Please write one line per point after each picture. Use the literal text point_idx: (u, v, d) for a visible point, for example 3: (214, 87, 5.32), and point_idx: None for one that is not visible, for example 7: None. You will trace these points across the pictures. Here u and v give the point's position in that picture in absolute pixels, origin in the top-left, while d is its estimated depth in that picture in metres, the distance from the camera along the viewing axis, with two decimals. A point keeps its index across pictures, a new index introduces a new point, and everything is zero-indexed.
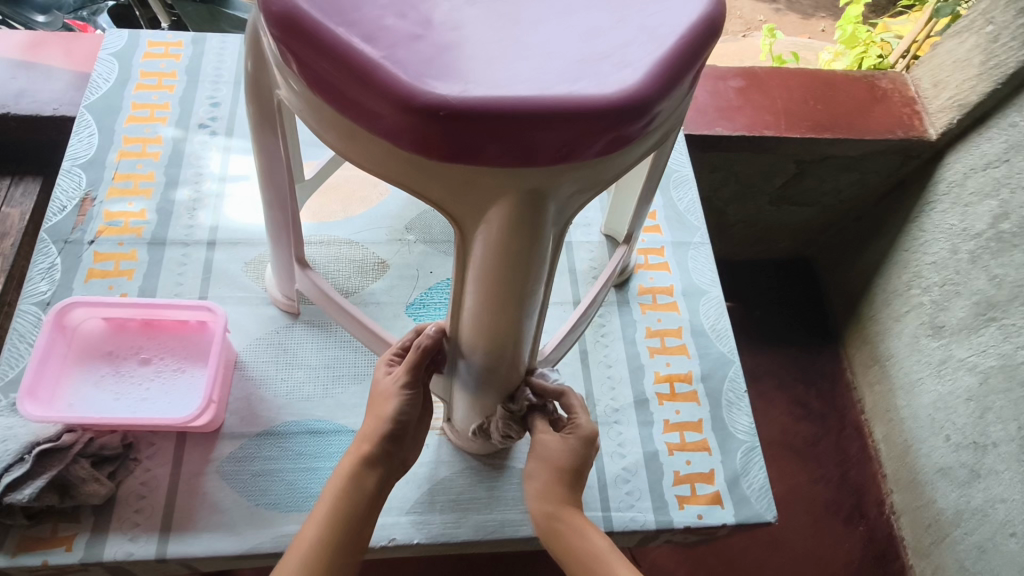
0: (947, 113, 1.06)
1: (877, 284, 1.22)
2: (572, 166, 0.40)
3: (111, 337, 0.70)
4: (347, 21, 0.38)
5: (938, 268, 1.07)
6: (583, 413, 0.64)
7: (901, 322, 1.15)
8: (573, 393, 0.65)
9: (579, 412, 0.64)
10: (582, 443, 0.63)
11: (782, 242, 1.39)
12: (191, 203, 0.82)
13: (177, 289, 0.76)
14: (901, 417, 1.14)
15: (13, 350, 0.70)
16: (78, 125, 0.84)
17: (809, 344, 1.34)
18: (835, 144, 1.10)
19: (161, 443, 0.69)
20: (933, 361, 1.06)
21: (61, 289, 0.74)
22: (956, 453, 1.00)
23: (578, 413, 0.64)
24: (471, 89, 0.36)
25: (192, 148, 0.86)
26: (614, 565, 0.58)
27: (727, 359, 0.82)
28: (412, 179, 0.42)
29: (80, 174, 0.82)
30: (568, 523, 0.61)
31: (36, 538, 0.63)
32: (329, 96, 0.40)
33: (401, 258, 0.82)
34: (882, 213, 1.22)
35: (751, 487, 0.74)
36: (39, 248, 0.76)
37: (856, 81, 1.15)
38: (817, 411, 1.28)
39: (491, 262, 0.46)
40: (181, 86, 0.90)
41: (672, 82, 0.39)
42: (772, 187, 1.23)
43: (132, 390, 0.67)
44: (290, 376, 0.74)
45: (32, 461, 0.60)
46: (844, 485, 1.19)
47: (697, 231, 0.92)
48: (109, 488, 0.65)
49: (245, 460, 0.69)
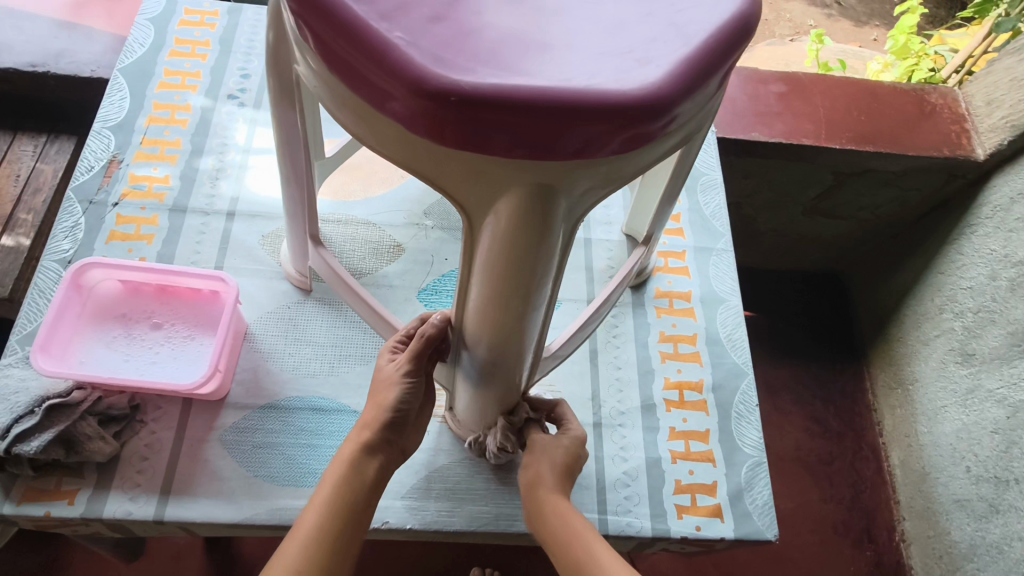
0: (997, 134, 1.02)
1: (908, 305, 1.18)
2: (587, 162, 0.39)
3: (125, 300, 0.71)
4: None
5: (974, 293, 1.02)
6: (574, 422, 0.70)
7: (929, 346, 1.11)
8: (564, 405, 0.72)
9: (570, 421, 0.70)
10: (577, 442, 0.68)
11: (812, 254, 1.35)
12: (214, 172, 0.82)
13: (195, 257, 0.77)
14: (921, 444, 1.11)
15: (33, 304, 0.71)
16: (111, 88, 0.85)
17: (831, 361, 1.31)
18: (875, 157, 1.06)
19: (167, 407, 0.70)
20: (960, 390, 1.03)
21: (83, 249, 0.75)
22: (976, 486, 0.97)
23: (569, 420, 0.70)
24: (485, 76, 0.35)
25: (220, 118, 0.86)
26: (589, 538, 0.59)
27: (740, 370, 0.80)
28: (422, 164, 0.41)
29: (109, 137, 0.83)
30: (546, 501, 0.63)
31: (40, 490, 0.64)
32: (342, 72, 0.39)
33: (418, 243, 0.82)
34: (919, 232, 1.18)
35: (755, 503, 0.72)
36: (65, 205, 0.78)
37: (903, 94, 1.11)
38: (834, 430, 1.24)
39: (499, 254, 0.45)
40: (214, 55, 0.91)
41: (696, 82, 0.38)
42: (806, 198, 1.20)
43: (142, 353, 0.68)
44: (298, 351, 0.75)
45: (41, 415, 0.62)
46: (856, 507, 1.17)
47: (722, 237, 0.90)
48: (114, 447, 0.66)
49: (247, 431, 0.70)
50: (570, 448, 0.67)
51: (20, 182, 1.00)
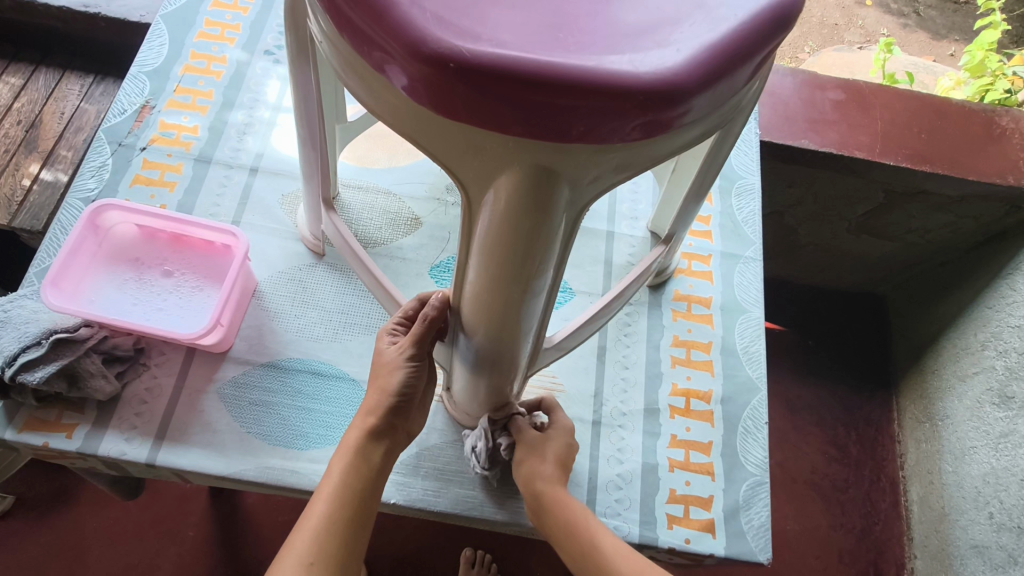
0: None
1: (947, 337, 1.12)
2: (590, 147, 0.36)
3: (140, 245, 0.71)
4: None
5: (1020, 332, 0.96)
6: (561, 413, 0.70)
7: (966, 383, 1.05)
8: (549, 397, 0.71)
9: (557, 412, 0.70)
10: (562, 433, 0.68)
11: (852, 274, 1.29)
12: (242, 127, 0.82)
13: (214, 209, 0.77)
14: (944, 483, 1.06)
15: (54, 239, 0.72)
16: (152, 33, 0.86)
17: (858, 387, 1.25)
18: (931, 179, 1.00)
19: (171, 354, 0.71)
20: (992, 433, 0.97)
21: (107, 189, 0.76)
22: (996, 534, 0.92)
23: (556, 410, 0.70)
24: (486, 43, 0.33)
25: (254, 73, 0.86)
26: (596, 529, 0.62)
27: (754, 385, 0.77)
28: (422, 135, 0.39)
29: (144, 82, 0.83)
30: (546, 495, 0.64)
31: (41, 420, 0.65)
32: (346, 31, 0.37)
33: (436, 218, 0.81)
34: (969, 263, 1.11)
35: (750, 523, 0.69)
36: (94, 145, 0.78)
37: (972, 114, 1.03)
38: (854, 457, 1.19)
39: (495, 235, 0.43)
40: (254, 10, 0.90)
41: (718, 72, 0.35)
42: (852, 214, 1.14)
43: (150, 298, 0.68)
44: (303, 314, 0.74)
45: (47, 347, 0.62)
46: (866, 539, 1.12)
47: (752, 246, 0.86)
48: (114, 387, 0.66)
49: (245, 387, 0.70)
50: (558, 440, 0.67)
51: (64, 119, 1.02)
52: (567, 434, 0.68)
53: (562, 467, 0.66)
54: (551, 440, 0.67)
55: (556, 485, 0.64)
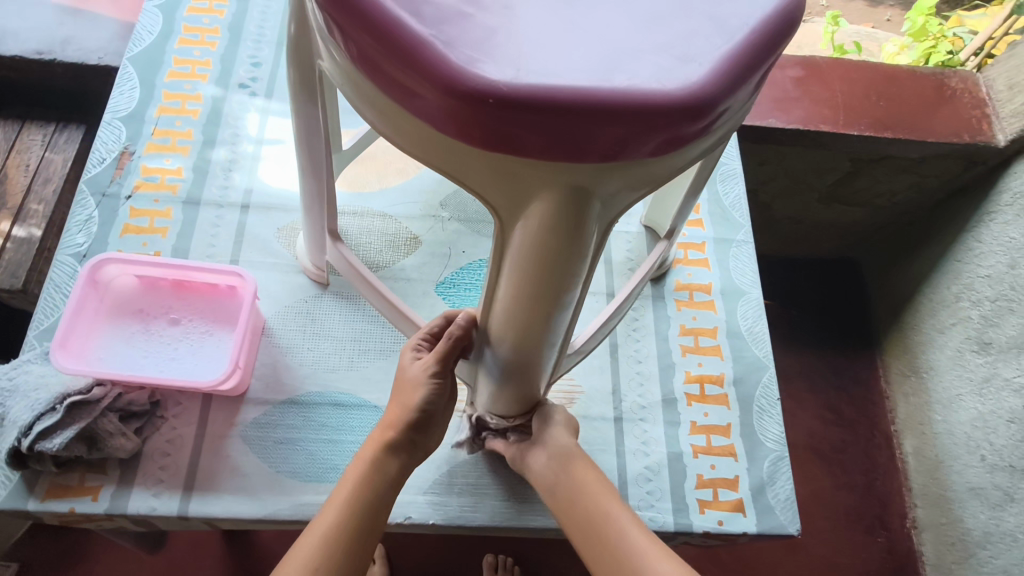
0: (1019, 119, 0.99)
1: (923, 294, 1.16)
2: (623, 164, 0.37)
3: (142, 295, 0.70)
4: None
5: (992, 282, 1.01)
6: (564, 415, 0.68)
7: (945, 334, 1.10)
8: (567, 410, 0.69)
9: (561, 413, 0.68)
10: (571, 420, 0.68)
11: (827, 241, 1.33)
12: (226, 164, 0.81)
13: (210, 250, 0.76)
14: (935, 432, 1.10)
15: (49, 300, 0.71)
16: (120, 78, 0.84)
17: (845, 349, 1.29)
18: (893, 144, 1.04)
19: (187, 403, 0.70)
20: (975, 379, 1.02)
21: (97, 243, 0.74)
22: (990, 474, 0.97)
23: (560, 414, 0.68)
24: (522, 75, 0.33)
25: (231, 108, 0.84)
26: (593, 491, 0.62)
27: (762, 364, 0.79)
28: (454, 167, 0.40)
29: (120, 127, 0.81)
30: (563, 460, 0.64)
31: (64, 486, 0.64)
32: (371, 71, 0.37)
33: (434, 235, 0.81)
34: (937, 220, 1.16)
35: (777, 498, 0.72)
36: (78, 198, 0.76)
37: (920, 78, 1.07)
38: (848, 418, 1.23)
39: (529, 255, 0.43)
40: (222, 44, 0.88)
41: (741, 78, 0.36)
42: (823, 185, 1.18)
43: (160, 349, 0.67)
44: (317, 346, 0.74)
45: (62, 412, 0.61)
46: (869, 495, 1.16)
47: (741, 229, 0.88)
48: (135, 444, 0.65)
49: (269, 426, 0.69)
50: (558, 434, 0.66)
51: (30, 172, 0.98)
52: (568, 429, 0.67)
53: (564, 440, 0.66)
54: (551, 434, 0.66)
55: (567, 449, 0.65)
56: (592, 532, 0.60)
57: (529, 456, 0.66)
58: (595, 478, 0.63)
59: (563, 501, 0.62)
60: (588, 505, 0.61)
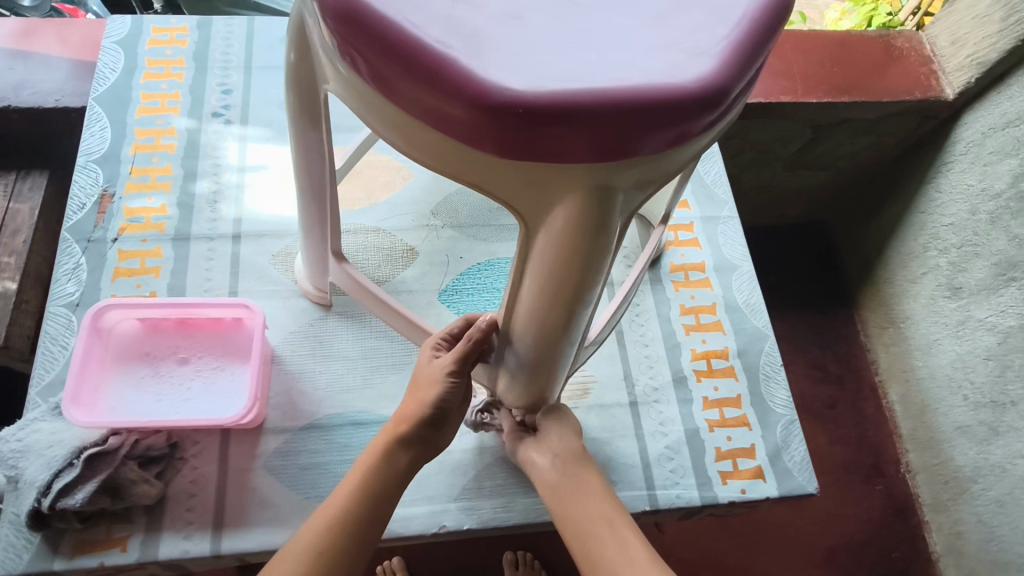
0: (965, 72, 1.00)
1: (892, 247, 1.19)
2: (646, 160, 0.38)
3: (146, 339, 0.69)
4: (413, 16, 0.35)
5: (955, 229, 1.05)
6: (557, 426, 0.67)
7: (918, 284, 1.13)
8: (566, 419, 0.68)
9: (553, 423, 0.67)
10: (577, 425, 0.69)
11: (796, 207, 1.34)
12: (211, 196, 0.80)
13: (206, 285, 0.75)
14: (918, 377, 1.13)
15: (48, 353, 0.69)
16: (89, 118, 0.82)
17: (823, 308, 1.29)
18: (852, 107, 1.04)
19: (205, 441, 0.68)
20: (951, 323, 1.05)
21: (89, 290, 0.73)
22: (974, 411, 1.00)
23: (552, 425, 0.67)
24: (547, 83, 0.34)
25: (208, 138, 0.83)
26: (596, 499, 0.61)
27: (762, 333, 0.82)
28: (480, 178, 0.41)
29: (96, 170, 0.79)
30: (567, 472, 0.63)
31: (91, 541, 0.63)
32: (390, 93, 0.38)
33: (430, 244, 0.81)
34: (896, 174, 1.18)
35: (793, 460, 0.74)
36: (62, 247, 0.74)
37: (870, 41, 1.07)
38: (834, 373, 1.23)
39: (554, 258, 0.44)
40: (189, 74, 0.87)
41: (750, 63, 0.37)
42: (787, 153, 1.17)
43: (172, 391, 0.67)
44: (329, 368, 0.74)
45: (81, 466, 0.60)
46: (863, 445, 1.16)
47: (725, 205, 0.91)
48: (159, 489, 0.64)
49: (292, 454, 0.69)
50: (554, 441, 0.66)
51: None
52: (565, 437, 0.66)
53: (560, 453, 0.65)
54: (548, 442, 0.66)
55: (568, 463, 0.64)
56: (592, 546, 0.58)
57: (534, 454, 0.66)
58: (602, 488, 0.62)
59: (565, 509, 0.61)
60: (592, 517, 0.60)
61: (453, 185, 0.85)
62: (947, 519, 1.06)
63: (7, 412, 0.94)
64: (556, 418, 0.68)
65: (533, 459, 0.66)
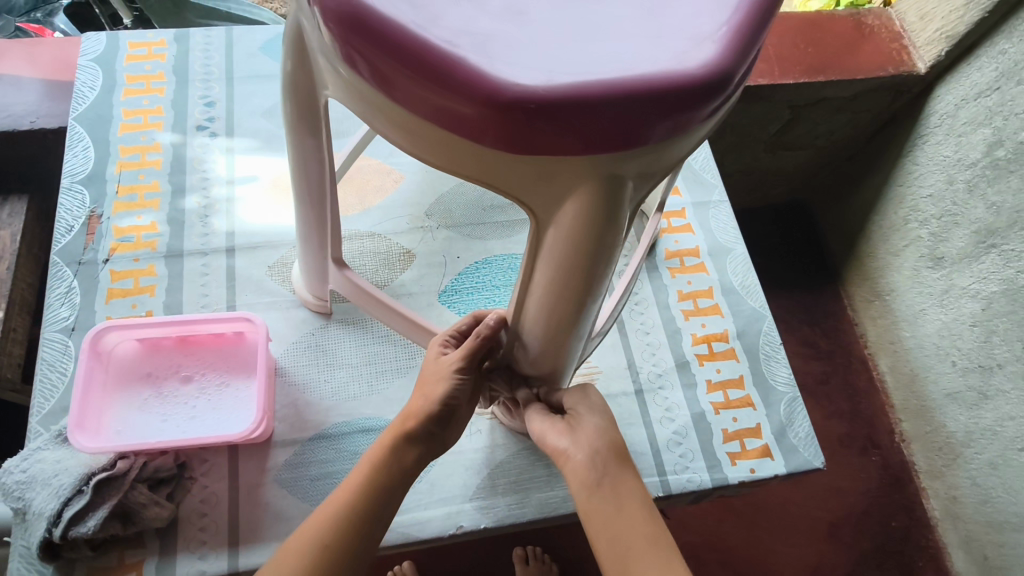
0: (935, 46, 1.00)
1: (874, 222, 1.18)
2: (655, 148, 0.38)
3: (147, 359, 0.68)
4: (420, 19, 0.35)
5: (935, 200, 1.03)
6: (590, 414, 0.63)
7: (901, 257, 1.12)
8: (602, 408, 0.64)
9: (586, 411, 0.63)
10: (611, 416, 0.64)
11: (778, 187, 1.32)
12: (202, 210, 0.79)
13: (203, 300, 0.74)
14: (907, 348, 1.12)
15: (46, 381, 0.68)
16: (71, 139, 0.80)
17: (810, 285, 1.29)
18: (828, 87, 1.03)
19: (213, 459, 0.67)
20: (936, 292, 1.04)
21: (84, 313, 0.71)
22: (963, 377, 1.00)
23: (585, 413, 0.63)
24: (557, 76, 0.34)
25: (194, 152, 0.82)
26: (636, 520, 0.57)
27: (759, 314, 0.83)
28: (491, 175, 0.41)
29: (82, 191, 0.78)
30: (608, 483, 0.58)
31: (104, 568, 0.62)
32: (398, 96, 0.38)
33: (427, 246, 0.81)
34: (876, 150, 1.16)
35: (798, 436, 0.76)
36: (53, 272, 0.73)
37: (841, 19, 1.06)
38: (825, 349, 1.23)
39: (565, 252, 0.45)
40: (171, 88, 0.86)
41: (751, 45, 0.37)
42: (767, 134, 1.15)
43: (178, 410, 0.66)
44: (333, 376, 0.73)
45: (91, 493, 0.59)
46: (857, 418, 1.16)
47: (715, 189, 0.92)
48: (170, 510, 0.63)
49: (302, 465, 0.68)
50: (588, 431, 0.61)
51: None
52: (602, 430, 0.62)
53: (599, 454, 0.60)
54: (579, 431, 0.62)
55: (610, 470, 0.59)
56: (630, 560, 0.55)
57: (563, 442, 0.61)
58: (643, 500, 0.58)
59: (603, 516, 0.57)
60: (632, 529, 0.56)
61: (445, 185, 0.85)
62: (943, 484, 1.06)
63: (9, 443, 0.92)
64: (586, 403, 0.64)
65: (566, 454, 0.61)
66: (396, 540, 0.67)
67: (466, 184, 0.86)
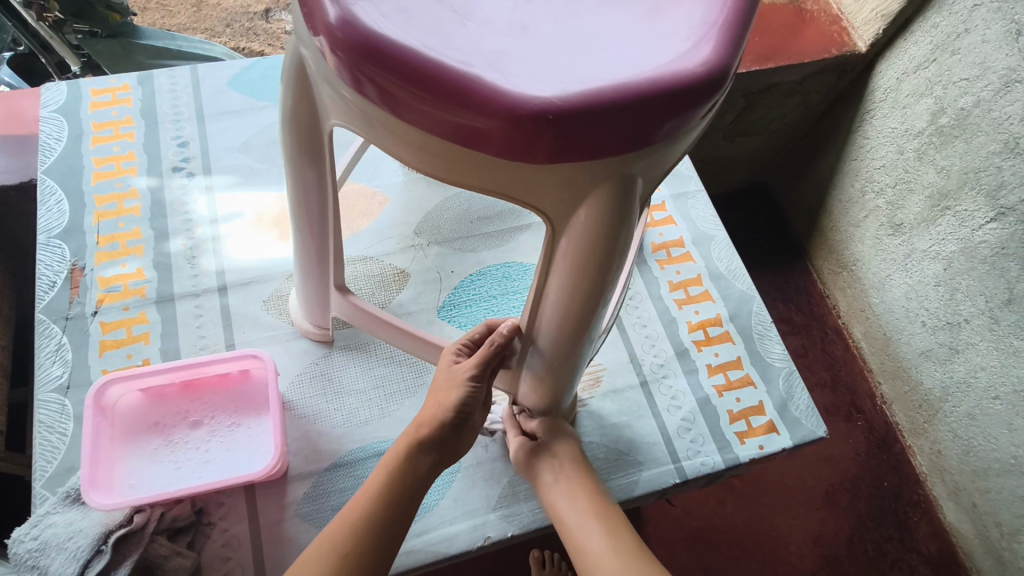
0: (872, 25, 1.05)
1: (833, 196, 1.22)
2: (664, 147, 0.40)
3: (153, 408, 0.67)
4: (433, 41, 0.37)
5: (887, 170, 1.08)
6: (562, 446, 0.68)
7: (861, 227, 1.16)
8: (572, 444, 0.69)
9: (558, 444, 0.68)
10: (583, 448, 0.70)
11: (739, 172, 1.37)
12: (188, 252, 0.78)
13: (201, 342, 0.73)
14: (877, 314, 1.16)
15: (45, 442, 0.65)
16: (42, 194, 0.79)
17: (780, 264, 1.33)
18: (777, 73, 1.06)
19: (231, 501, 0.66)
20: (898, 257, 1.09)
21: (78, 369, 0.69)
22: (933, 335, 1.04)
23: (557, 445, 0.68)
24: (570, 87, 0.37)
25: (172, 194, 0.81)
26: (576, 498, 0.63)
27: (748, 295, 0.86)
28: (508, 185, 0.42)
29: (60, 246, 0.76)
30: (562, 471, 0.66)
31: None
32: (412, 117, 0.39)
33: (419, 264, 0.81)
34: (826, 128, 1.21)
35: (799, 409, 0.78)
36: (40, 329, 0.71)
37: (781, 5, 1.10)
38: (800, 324, 1.27)
39: (579, 256, 0.46)
40: (141, 132, 0.85)
41: (741, 39, 0.40)
42: (724, 124, 1.19)
43: (191, 456, 0.65)
44: (342, 404, 0.73)
45: (111, 550, 0.57)
46: (839, 387, 1.20)
47: (691, 180, 0.95)
48: (192, 559, 0.61)
49: (322, 496, 0.67)
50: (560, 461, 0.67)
51: None
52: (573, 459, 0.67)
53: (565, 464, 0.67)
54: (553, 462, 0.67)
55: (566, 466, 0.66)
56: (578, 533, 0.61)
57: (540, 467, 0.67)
58: (593, 482, 0.65)
59: (561, 510, 0.63)
60: (579, 505, 0.63)
61: (431, 202, 0.86)
62: (927, 441, 1.10)
63: None
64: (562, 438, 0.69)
65: (536, 471, 0.67)
66: (425, 559, 0.67)
67: (451, 200, 0.87)
